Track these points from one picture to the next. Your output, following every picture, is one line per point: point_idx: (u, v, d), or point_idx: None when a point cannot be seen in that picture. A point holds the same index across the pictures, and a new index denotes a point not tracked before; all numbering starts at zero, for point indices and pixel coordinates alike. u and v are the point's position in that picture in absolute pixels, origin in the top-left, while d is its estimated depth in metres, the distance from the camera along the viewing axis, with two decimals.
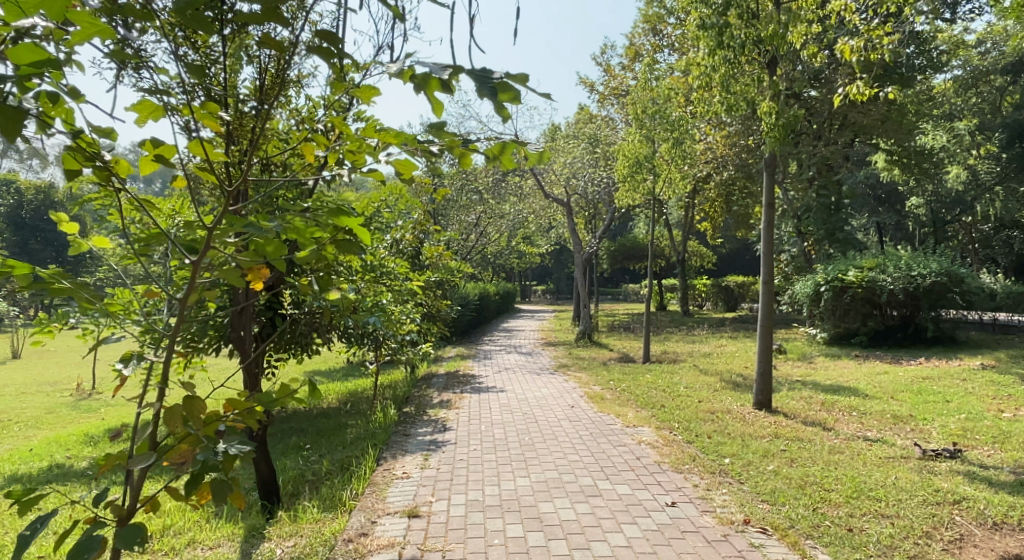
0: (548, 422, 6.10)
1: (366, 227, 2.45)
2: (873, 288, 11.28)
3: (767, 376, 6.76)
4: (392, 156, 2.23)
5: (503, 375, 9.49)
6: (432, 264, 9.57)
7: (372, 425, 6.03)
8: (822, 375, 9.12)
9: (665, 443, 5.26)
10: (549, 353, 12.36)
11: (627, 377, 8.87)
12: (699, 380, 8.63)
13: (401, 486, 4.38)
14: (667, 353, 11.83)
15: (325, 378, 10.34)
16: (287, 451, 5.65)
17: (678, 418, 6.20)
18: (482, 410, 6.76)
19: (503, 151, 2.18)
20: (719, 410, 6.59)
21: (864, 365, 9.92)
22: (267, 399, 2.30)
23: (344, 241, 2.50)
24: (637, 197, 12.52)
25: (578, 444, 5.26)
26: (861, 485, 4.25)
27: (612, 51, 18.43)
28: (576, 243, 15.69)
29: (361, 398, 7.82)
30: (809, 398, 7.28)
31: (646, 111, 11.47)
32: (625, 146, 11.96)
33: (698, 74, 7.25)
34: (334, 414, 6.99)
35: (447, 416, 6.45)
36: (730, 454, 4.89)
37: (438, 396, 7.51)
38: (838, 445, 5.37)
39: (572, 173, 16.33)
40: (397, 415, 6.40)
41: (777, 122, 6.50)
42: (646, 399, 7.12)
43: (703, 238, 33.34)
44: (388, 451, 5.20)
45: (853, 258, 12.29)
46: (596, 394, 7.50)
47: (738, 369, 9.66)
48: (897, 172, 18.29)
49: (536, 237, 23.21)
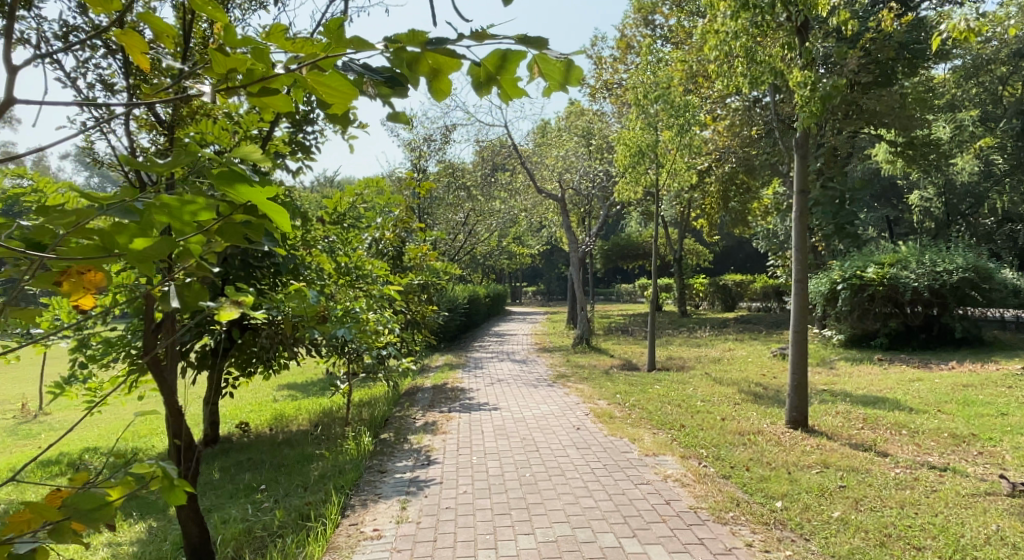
0: (551, 451, 5.14)
1: (277, 204, 1.44)
2: (895, 286, 10.44)
3: (802, 391, 5.86)
4: (303, 68, 1.22)
5: (495, 388, 8.51)
6: (416, 266, 8.62)
7: (342, 459, 5.04)
8: (848, 384, 8.21)
9: (697, 479, 4.32)
10: (545, 360, 11.42)
11: (635, 388, 7.93)
12: (715, 391, 7.72)
13: (370, 551, 3.41)
14: (672, 359, 10.91)
15: (299, 393, 9.38)
16: (238, 495, 4.68)
17: (704, 443, 5.23)
18: (472, 434, 5.79)
19: (505, 65, 1.30)
20: (749, 430, 5.71)
21: (891, 370, 9.08)
22: (89, 506, 1.24)
23: (238, 224, 1.51)
24: (639, 191, 11.59)
25: (591, 483, 4.32)
26: (959, 541, 3.32)
27: (603, 43, 17.55)
28: (571, 241, 14.74)
29: (335, 420, 6.83)
30: (847, 414, 6.35)
31: (648, 96, 10.51)
32: (625, 135, 11.04)
33: (716, 42, 6.34)
34: (300, 444, 6.02)
35: (432, 444, 5.46)
36: (780, 496, 3.97)
37: (421, 418, 6.52)
38: (903, 478, 4.48)
39: (566, 167, 15.33)
40: (374, 444, 5.42)
41: (817, 94, 5.49)
42: (662, 417, 6.18)
43: (698, 237, 32.54)
44: (357, 496, 4.22)
45: (870, 253, 11.43)
46: (603, 411, 6.55)
47: (756, 378, 8.74)
48: (902, 166, 17.53)
49: (527, 237, 22.27)
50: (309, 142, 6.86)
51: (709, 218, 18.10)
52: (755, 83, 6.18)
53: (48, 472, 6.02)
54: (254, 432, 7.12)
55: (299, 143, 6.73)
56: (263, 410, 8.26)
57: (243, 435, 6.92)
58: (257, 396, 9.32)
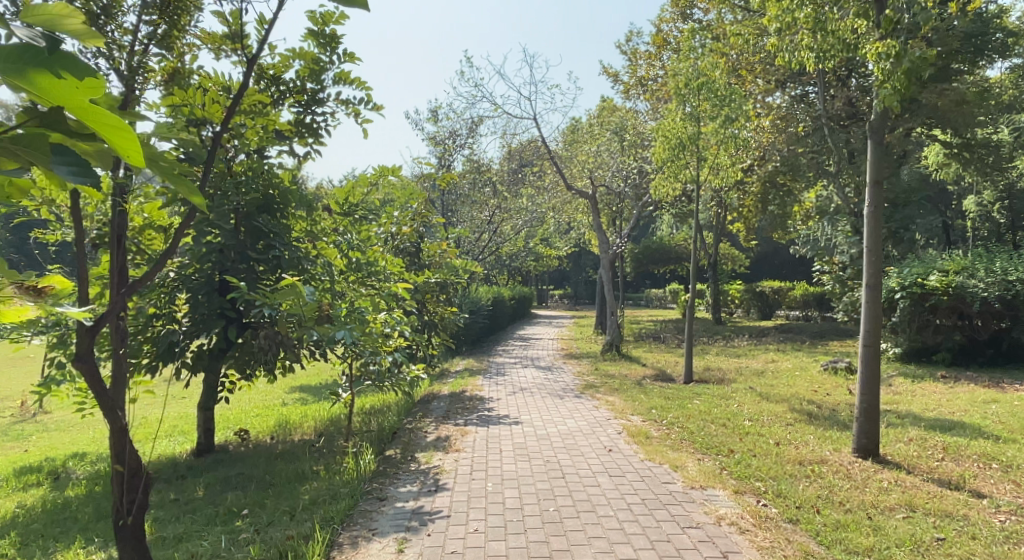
0: (579, 478, 4.42)
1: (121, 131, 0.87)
2: (963, 296, 9.42)
3: (872, 416, 5.05)
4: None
5: (518, 398, 7.81)
6: (435, 263, 7.99)
7: (338, 480, 4.38)
8: (914, 404, 7.30)
9: (757, 523, 3.56)
10: (572, 368, 10.67)
11: (672, 403, 7.13)
12: (763, 409, 6.89)
13: None
14: (710, 370, 10.07)
15: (309, 396, 8.81)
16: (215, 520, 4.05)
17: (760, 474, 4.46)
18: (489, 453, 5.09)
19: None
20: (810, 459, 4.91)
21: (959, 390, 8.14)
22: None
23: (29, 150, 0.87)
24: (677, 187, 10.75)
25: (629, 524, 3.58)
26: None
27: (638, 38, 16.76)
28: (602, 242, 13.93)
29: (338, 431, 6.19)
30: (922, 442, 5.48)
31: (689, 85, 9.71)
32: (663, 126, 10.22)
33: (777, 12, 5.54)
34: (296, 458, 5.37)
35: (442, 465, 4.76)
36: (868, 554, 3.18)
37: (433, 431, 5.85)
38: (1011, 528, 3.65)
39: (597, 164, 14.56)
40: (375, 463, 4.76)
41: (902, 66, 4.65)
42: (705, 440, 5.41)
43: (733, 242, 31.38)
44: (347, 532, 3.55)
45: (931, 260, 10.43)
46: (638, 430, 5.79)
47: (807, 395, 7.88)
48: (957, 168, 16.36)
49: (554, 237, 21.48)
50: (319, 126, 6.25)
51: (745, 221, 17.14)
52: (823, 57, 5.41)
53: (25, 481, 5.48)
54: (253, 441, 6.50)
55: (308, 126, 6.11)
56: (268, 416, 7.67)
57: (240, 444, 6.31)
58: (266, 399, 8.76)
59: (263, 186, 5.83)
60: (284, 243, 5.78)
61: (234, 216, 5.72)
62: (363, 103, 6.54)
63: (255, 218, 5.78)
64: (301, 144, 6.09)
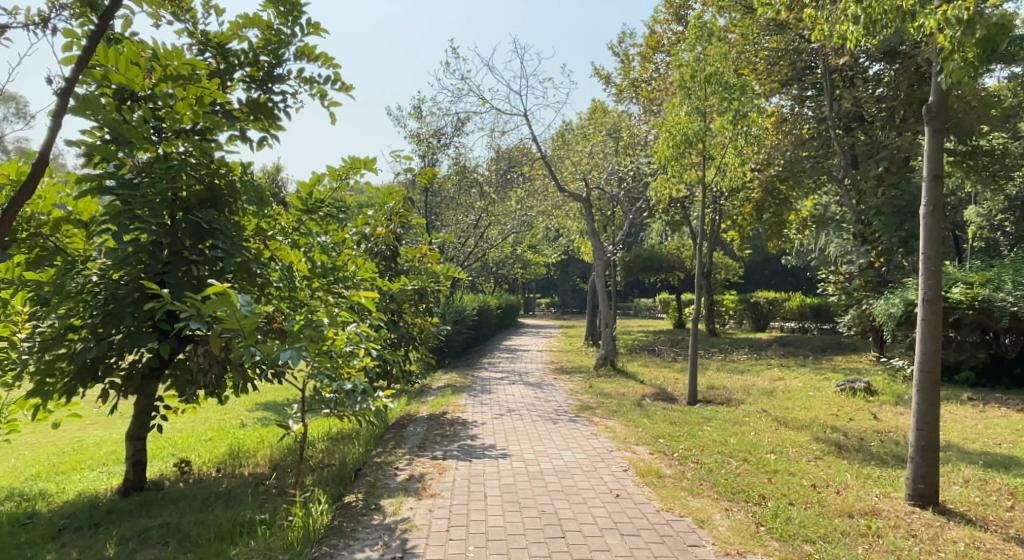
0: (584, 540, 3.50)
1: None
2: (989, 310, 8.61)
3: (931, 458, 4.20)
4: None
5: (505, 421, 6.93)
6: (414, 268, 7.11)
7: (280, 539, 3.45)
8: (952, 434, 6.48)
9: None
10: (564, 385, 9.80)
11: (681, 431, 6.27)
12: (786, 438, 6.04)
13: None
14: (715, 388, 9.25)
15: (270, 416, 7.89)
16: None
17: (807, 534, 3.59)
18: (471, 500, 4.17)
19: None
20: (864, 511, 4.03)
21: (993, 414, 7.38)
22: None
23: None
24: (679, 190, 9.93)
25: None
26: None
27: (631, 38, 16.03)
28: (596, 249, 13.09)
29: (292, 465, 5.25)
30: (983, 485, 4.65)
31: (695, 76, 8.98)
32: (664, 122, 9.40)
33: None
34: (236, 502, 4.43)
35: (413, 518, 3.84)
36: None
37: (406, 467, 4.94)
38: None
39: (592, 166, 13.77)
40: (331, 512, 3.84)
41: (975, 35, 3.84)
42: (730, 483, 4.53)
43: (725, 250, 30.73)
44: None
45: (950, 271, 9.68)
46: (648, 467, 4.91)
47: (828, 420, 7.04)
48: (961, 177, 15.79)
49: (543, 245, 20.66)
50: (278, 107, 5.33)
51: (741, 230, 16.42)
52: (873, 29, 4.61)
53: None
54: (196, 474, 5.55)
55: (264, 108, 5.17)
56: (219, 441, 6.72)
57: (179, 479, 5.36)
58: (222, 420, 7.80)
59: (207, 174, 4.81)
60: (230, 243, 4.76)
61: (170, 207, 4.70)
62: (331, 83, 5.65)
63: (196, 213, 4.79)
64: (254, 128, 5.16)
